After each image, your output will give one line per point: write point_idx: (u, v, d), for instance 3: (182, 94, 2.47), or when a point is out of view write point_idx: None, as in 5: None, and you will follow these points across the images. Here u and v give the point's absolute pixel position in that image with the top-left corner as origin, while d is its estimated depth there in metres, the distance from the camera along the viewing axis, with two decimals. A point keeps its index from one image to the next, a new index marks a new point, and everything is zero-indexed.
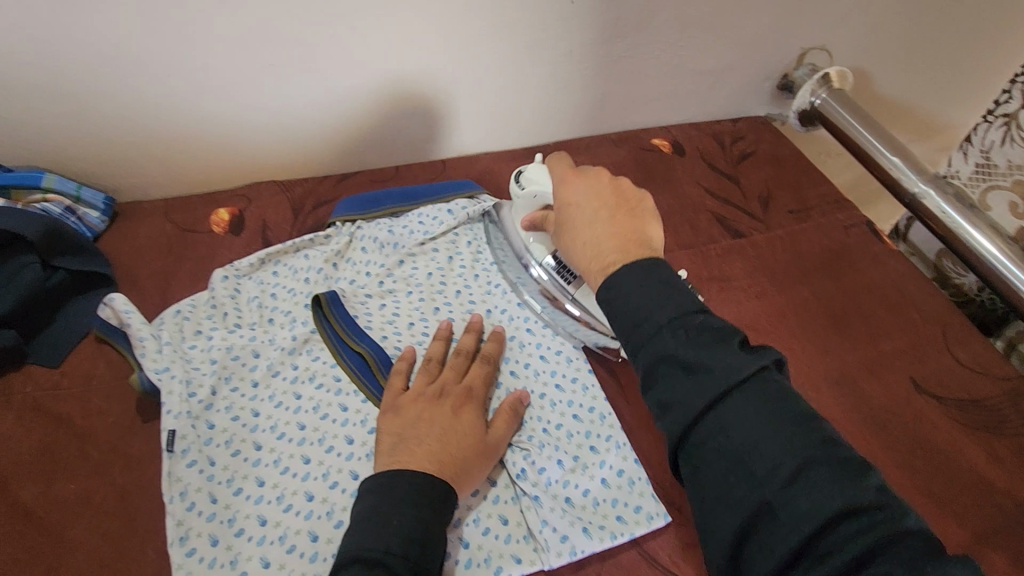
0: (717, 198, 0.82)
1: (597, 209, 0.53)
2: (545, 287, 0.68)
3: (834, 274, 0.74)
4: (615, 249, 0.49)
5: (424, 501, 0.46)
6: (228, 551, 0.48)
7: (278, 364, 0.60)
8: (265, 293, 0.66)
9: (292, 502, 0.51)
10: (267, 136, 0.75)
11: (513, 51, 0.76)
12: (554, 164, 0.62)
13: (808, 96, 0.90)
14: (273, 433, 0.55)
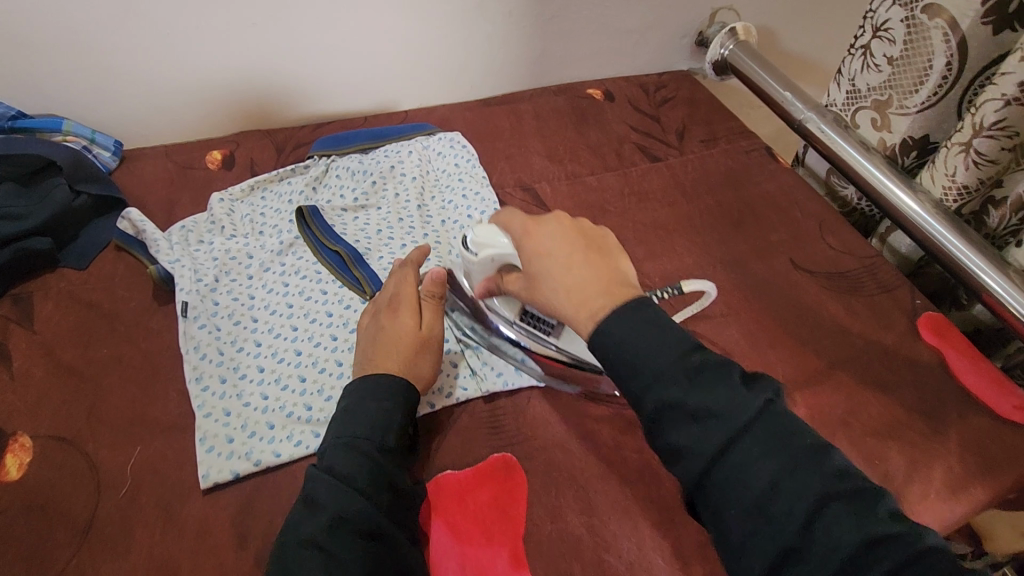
0: (640, 133, 0.97)
1: (568, 250, 0.52)
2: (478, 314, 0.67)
3: (734, 186, 0.88)
4: (602, 294, 0.49)
5: (387, 397, 0.55)
6: (235, 387, 0.61)
7: (269, 262, 0.73)
8: (256, 212, 0.79)
9: (284, 355, 0.64)
10: (254, 87, 0.88)
11: (459, 11, 0.90)
12: (505, 217, 0.58)
13: (719, 48, 1.05)
14: (267, 309, 0.68)
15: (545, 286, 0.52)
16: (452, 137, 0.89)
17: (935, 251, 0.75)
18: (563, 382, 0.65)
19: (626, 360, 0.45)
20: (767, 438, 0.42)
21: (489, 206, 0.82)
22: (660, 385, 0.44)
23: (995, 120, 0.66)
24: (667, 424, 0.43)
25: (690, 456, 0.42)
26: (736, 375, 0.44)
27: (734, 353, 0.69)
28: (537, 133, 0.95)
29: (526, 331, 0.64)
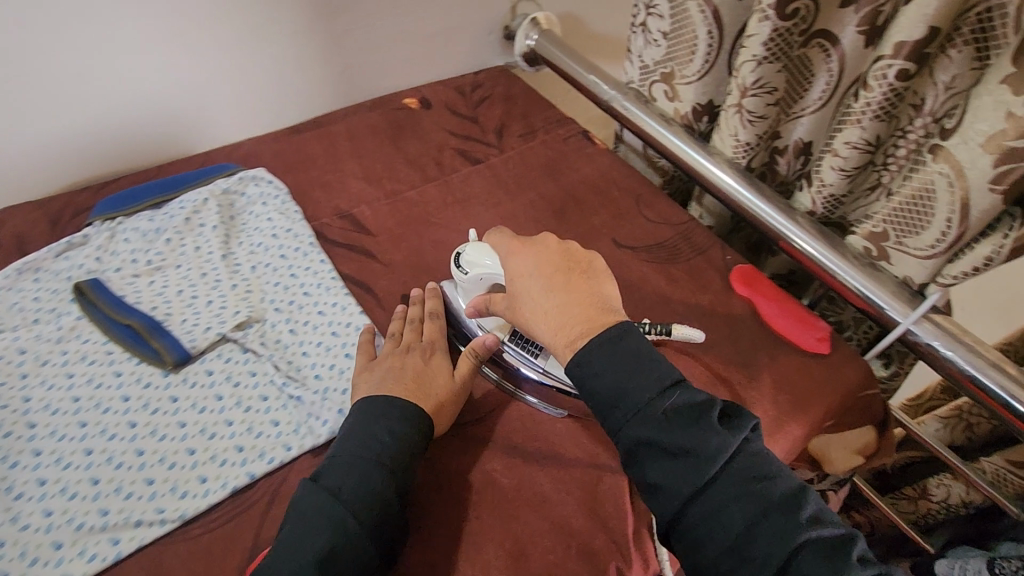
0: (460, 136, 0.95)
1: (554, 269, 0.60)
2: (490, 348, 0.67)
3: (555, 175, 0.89)
4: (574, 322, 0.57)
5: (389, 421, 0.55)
6: (8, 511, 0.53)
7: (47, 353, 0.64)
8: (28, 298, 0.69)
9: (71, 458, 0.57)
10: (12, 153, 0.78)
11: (237, 37, 0.85)
12: (495, 237, 0.66)
13: (524, 39, 1.06)
14: (46, 409, 0.60)
15: (526, 305, 0.60)
16: (254, 174, 0.83)
17: (739, 206, 0.79)
18: (549, 408, 0.64)
19: (605, 393, 0.53)
20: (739, 475, 0.49)
21: (304, 241, 0.77)
22: (633, 424, 0.52)
23: (754, 80, 0.71)
24: (646, 460, 0.51)
25: (665, 491, 0.50)
26: (709, 414, 0.51)
27: None
28: (353, 153, 0.91)
29: (516, 352, 0.64)
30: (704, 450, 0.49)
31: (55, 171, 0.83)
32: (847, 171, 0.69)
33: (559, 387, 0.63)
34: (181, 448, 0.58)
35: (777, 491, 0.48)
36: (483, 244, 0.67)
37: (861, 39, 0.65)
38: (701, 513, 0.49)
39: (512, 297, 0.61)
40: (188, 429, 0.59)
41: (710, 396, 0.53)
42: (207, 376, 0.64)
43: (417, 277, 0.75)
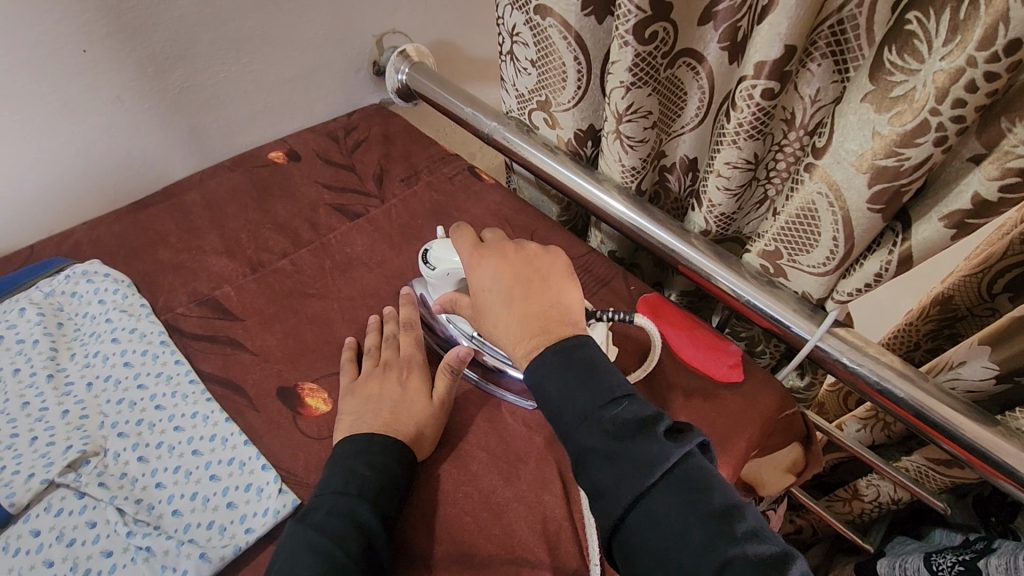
0: (335, 189, 0.87)
1: (520, 271, 0.58)
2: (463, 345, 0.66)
3: (442, 221, 0.83)
4: (534, 331, 0.54)
5: (376, 454, 0.55)
6: None
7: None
8: None
9: None
10: None
11: (38, 111, 0.72)
12: (462, 234, 0.64)
13: (394, 74, 0.99)
14: None
15: (491, 321, 0.57)
16: (87, 268, 0.71)
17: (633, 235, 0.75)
18: (522, 399, 0.63)
19: (555, 401, 0.51)
20: (680, 486, 0.45)
21: (153, 339, 0.66)
22: (581, 432, 0.49)
23: (627, 105, 0.67)
24: (591, 467, 0.47)
25: (606, 500, 0.46)
26: (661, 424, 0.48)
27: (470, 418, 0.62)
28: (213, 224, 0.81)
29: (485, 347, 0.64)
30: (644, 456, 0.46)
31: None
32: (733, 189, 0.66)
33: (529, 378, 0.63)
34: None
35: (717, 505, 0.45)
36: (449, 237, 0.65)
37: (725, 55, 0.63)
38: (640, 522, 0.45)
39: (475, 308, 0.59)
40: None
41: (660, 410, 0.50)
42: (32, 540, 0.52)
43: (294, 362, 0.66)
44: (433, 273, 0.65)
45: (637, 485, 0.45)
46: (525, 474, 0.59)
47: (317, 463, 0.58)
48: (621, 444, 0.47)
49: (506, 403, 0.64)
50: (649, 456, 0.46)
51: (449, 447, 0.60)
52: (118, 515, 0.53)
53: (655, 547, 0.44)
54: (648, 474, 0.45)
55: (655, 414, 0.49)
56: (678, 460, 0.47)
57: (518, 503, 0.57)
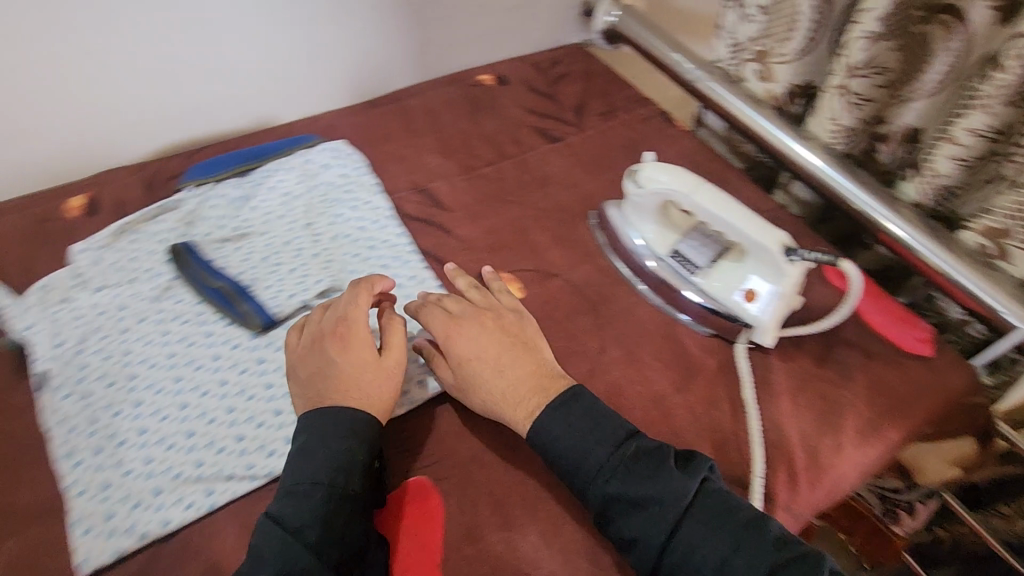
0: (537, 115, 0.93)
1: (505, 351, 0.60)
2: (649, 268, 0.70)
3: (634, 157, 0.87)
4: (530, 394, 0.57)
5: (348, 433, 0.53)
6: (113, 456, 0.56)
7: (144, 312, 0.66)
8: (126, 258, 0.71)
9: (167, 411, 0.59)
10: (112, 123, 0.81)
11: (318, 10, 0.85)
12: (662, 170, 0.65)
13: (605, 16, 1.02)
14: (144, 364, 0.63)
15: (483, 387, 0.58)
16: (338, 147, 0.84)
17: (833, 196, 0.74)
18: (700, 326, 0.67)
19: (568, 455, 0.54)
20: (706, 516, 0.50)
21: (382, 213, 0.77)
22: (600, 482, 0.52)
23: (865, 58, 0.67)
24: (616, 516, 0.51)
25: (643, 542, 0.50)
26: (666, 462, 0.52)
27: (648, 332, 0.67)
28: (431, 128, 0.91)
29: (676, 269, 0.68)
30: (665, 491, 0.50)
31: (146, 137, 0.85)
32: (968, 160, 0.64)
33: (715, 309, 0.66)
34: (267, 413, 0.60)
35: (749, 532, 0.49)
36: (657, 161, 0.66)
37: (995, 15, 0.60)
38: (678, 555, 0.49)
39: (455, 378, 0.60)
40: (273, 393, 0.61)
41: (665, 444, 0.55)
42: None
43: (493, 254, 0.74)
44: (631, 196, 0.68)
45: (670, 520, 0.50)
46: (695, 388, 0.62)
47: None
48: (651, 482, 0.51)
49: (683, 326, 0.68)
50: (672, 491, 0.51)
51: (626, 351, 0.65)
52: None
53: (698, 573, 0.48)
54: (677, 506, 0.50)
55: (657, 453, 0.53)
56: (699, 491, 0.51)
57: (687, 413, 0.60)
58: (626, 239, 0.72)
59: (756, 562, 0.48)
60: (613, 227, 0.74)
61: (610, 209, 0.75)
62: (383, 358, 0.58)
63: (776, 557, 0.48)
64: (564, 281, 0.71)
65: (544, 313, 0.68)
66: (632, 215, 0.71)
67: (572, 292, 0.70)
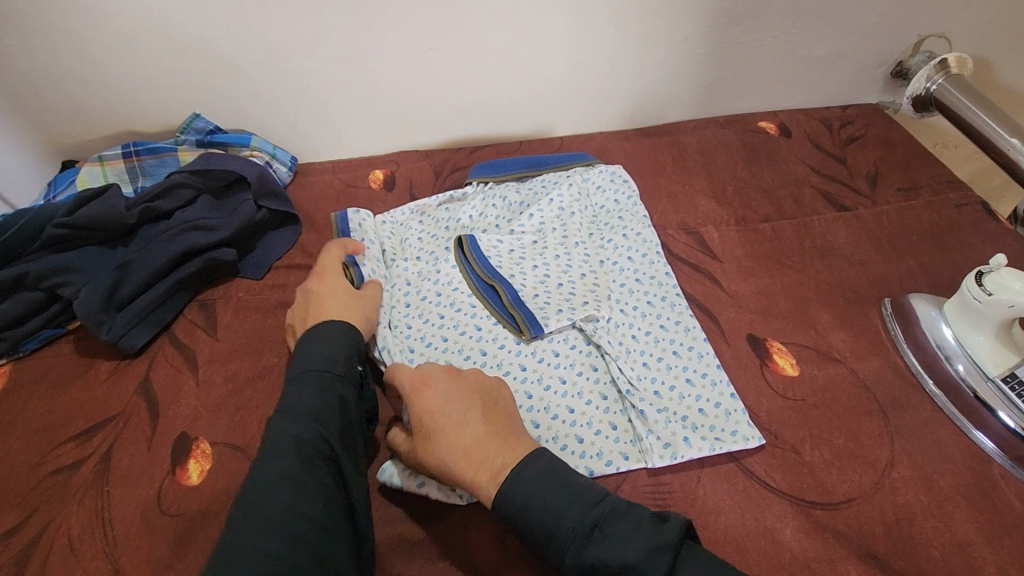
0: (823, 175, 0.86)
1: (433, 426, 0.52)
2: (964, 383, 0.60)
3: (941, 247, 0.75)
4: (502, 450, 0.50)
5: (332, 337, 0.58)
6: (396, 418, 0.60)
7: (423, 291, 0.71)
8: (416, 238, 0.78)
9: None
10: (420, 113, 0.90)
11: (629, 38, 0.85)
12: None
13: (923, 81, 0.91)
14: (423, 341, 0.67)
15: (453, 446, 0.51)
16: (614, 171, 0.84)
17: None
18: (1021, 471, 0.56)
19: (539, 522, 0.46)
20: None
21: (651, 247, 0.75)
22: (579, 550, 0.45)
23: None
24: None
25: None
26: (639, 525, 0.45)
27: (951, 458, 0.57)
28: (703, 169, 0.88)
29: (1005, 396, 0.58)
30: (643, 561, 0.43)
31: (441, 128, 0.92)
32: None
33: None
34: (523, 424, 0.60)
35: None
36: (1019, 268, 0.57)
37: None
38: None
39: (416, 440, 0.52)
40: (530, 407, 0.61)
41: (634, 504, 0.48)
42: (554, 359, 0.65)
43: (765, 319, 0.69)
44: (972, 296, 0.60)
45: None
46: (1013, 547, 0.51)
47: (781, 418, 0.60)
48: (629, 555, 0.44)
49: (996, 464, 0.57)
50: (651, 559, 0.43)
51: (922, 473, 0.56)
52: (618, 372, 0.63)
53: None
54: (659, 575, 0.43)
55: (607, 514, 0.46)
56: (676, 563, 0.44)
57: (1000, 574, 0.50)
58: (932, 341, 0.64)
59: None
60: (912, 324, 0.66)
61: (914, 302, 0.67)
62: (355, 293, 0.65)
63: None
64: (848, 370, 0.63)
65: (823, 402, 0.61)
66: (958, 318, 0.62)
67: (857, 384, 0.62)
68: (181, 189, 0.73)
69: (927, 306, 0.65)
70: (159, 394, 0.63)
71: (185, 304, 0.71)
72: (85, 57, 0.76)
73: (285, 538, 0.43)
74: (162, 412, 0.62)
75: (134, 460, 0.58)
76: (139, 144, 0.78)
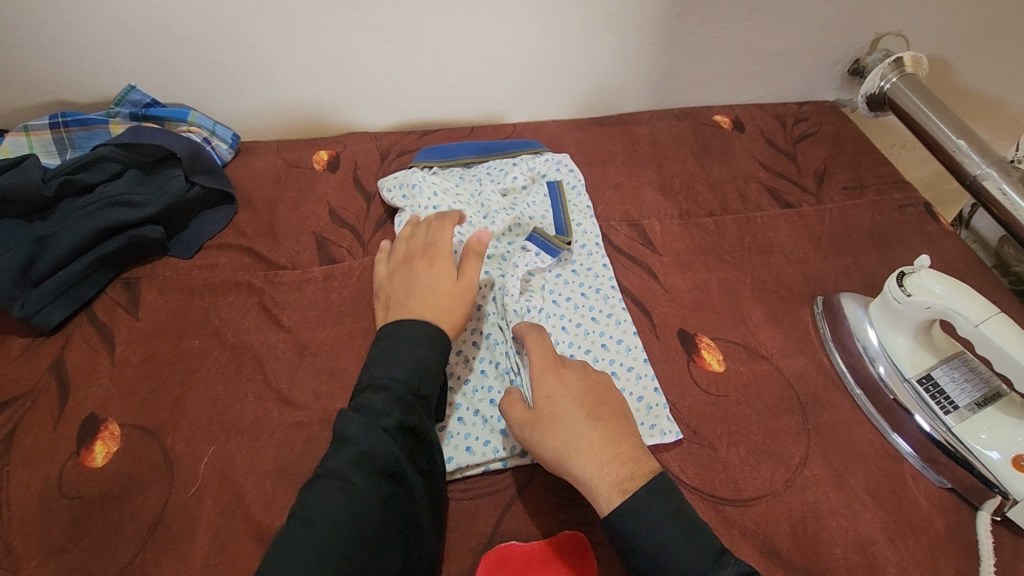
0: (772, 172, 0.85)
1: (560, 414, 0.51)
2: (882, 383, 0.61)
3: (880, 247, 0.75)
4: (624, 456, 0.49)
5: (419, 341, 0.53)
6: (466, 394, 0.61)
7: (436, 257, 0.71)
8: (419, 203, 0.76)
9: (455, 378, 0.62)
10: (367, 93, 0.88)
11: (581, 24, 0.83)
12: (945, 279, 0.56)
13: (878, 80, 0.90)
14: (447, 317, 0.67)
15: (570, 439, 0.50)
16: (560, 160, 0.83)
17: None
18: (931, 473, 0.56)
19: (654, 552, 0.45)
20: None
21: (591, 239, 0.74)
22: None
23: None
24: None
25: None
26: None
27: (863, 458, 0.57)
28: (653, 160, 0.87)
29: (920, 398, 0.58)
30: None
31: (391, 110, 0.91)
32: None
33: (961, 460, 0.54)
34: (475, 427, 0.58)
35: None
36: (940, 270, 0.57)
37: None
38: None
39: (535, 417, 0.52)
40: (484, 415, 0.59)
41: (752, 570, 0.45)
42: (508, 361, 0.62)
43: (696, 313, 0.68)
44: (893, 295, 0.59)
45: None
46: (916, 548, 0.51)
47: (700, 413, 0.60)
48: None
49: (908, 464, 0.57)
50: None
51: (833, 471, 0.56)
52: None
53: None
54: None
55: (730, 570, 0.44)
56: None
57: (900, 574, 0.50)
58: (857, 340, 0.64)
59: None
60: (841, 324, 0.65)
61: (843, 301, 0.66)
62: (458, 282, 0.59)
63: None
64: (773, 367, 0.63)
65: (745, 399, 0.61)
66: (881, 319, 0.62)
67: (780, 382, 0.62)
68: (106, 163, 0.71)
69: (854, 306, 0.65)
70: (72, 373, 0.62)
71: (108, 281, 0.69)
72: (9, 21, 0.72)
73: (337, 543, 0.42)
74: (74, 391, 0.60)
75: (39, 438, 0.57)
76: (67, 114, 0.75)
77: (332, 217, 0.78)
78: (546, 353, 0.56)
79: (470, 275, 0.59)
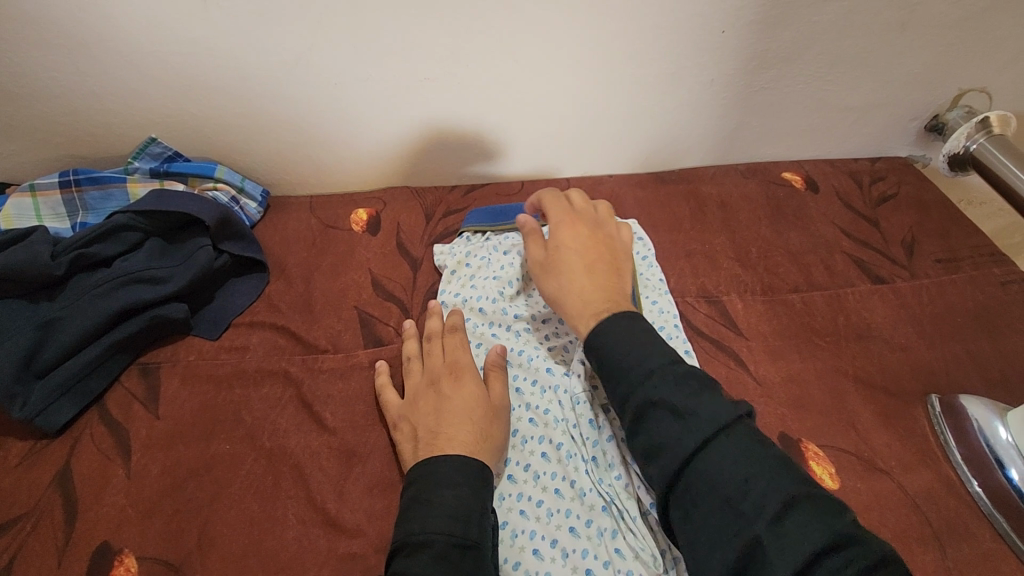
0: (855, 240, 0.78)
1: (564, 257, 0.58)
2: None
3: (989, 332, 0.68)
4: (610, 302, 0.54)
5: (460, 480, 0.48)
6: (540, 519, 0.52)
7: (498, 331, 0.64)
8: (480, 266, 0.69)
9: (529, 499, 0.53)
10: (412, 147, 0.80)
11: (651, 78, 0.76)
12: None
13: (962, 140, 0.83)
14: (524, 412, 0.58)
15: (564, 273, 0.57)
16: (630, 228, 0.75)
17: None
18: None
19: (616, 365, 0.48)
20: (741, 445, 0.41)
21: (669, 319, 0.65)
22: (646, 385, 0.46)
23: None
24: (650, 421, 0.44)
25: (668, 451, 0.43)
26: (711, 390, 0.45)
27: None
28: (724, 225, 0.79)
29: None
30: (701, 407, 0.43)
31: (434, 163, 0.83)
32: None
33: None
34: (555, 564, 0.49)
35: None
36: None
37: None
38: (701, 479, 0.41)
39: (545, 259, 0.59)
40: (565, 547, 0.50)
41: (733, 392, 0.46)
42: (588, 478, 0.54)
43: (798, 414, 0.60)
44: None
45: (698, 439, 0.42)
46: None
47: None
48: (712, 445, 0.42)
49: None
50: (710, 414, 0.43)
51: None
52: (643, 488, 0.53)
53: (719, 505, 0.40)
54: (708, 433, 0.42)
55: (689, 373, 0.46)
56: (803, 495, 0.39)
57: None
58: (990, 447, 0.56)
59: (810, 528, 0.37)
60: (967, 427, 0.57)
61: (967, 403, 0.59)
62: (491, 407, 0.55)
63: (849, 534, 0.37)
64: (896, 485, 0.55)
65: (869, 524, 0.52)
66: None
67: (906, 504, 0.54)
68: (125, 232, 0.63)
69: (984, 409, 0.58)
70: (80, 488, 0.52)
71: (122, 368, 0.60)
72: (18, 67, 0.64)
73: None
74: (81, 512, 0.51)
75: None
76: (80, 171, 0.67)
77: (376, 288, 0.70)
78: (565, 211, 0.63)
79: (501, 394, 0.56)
